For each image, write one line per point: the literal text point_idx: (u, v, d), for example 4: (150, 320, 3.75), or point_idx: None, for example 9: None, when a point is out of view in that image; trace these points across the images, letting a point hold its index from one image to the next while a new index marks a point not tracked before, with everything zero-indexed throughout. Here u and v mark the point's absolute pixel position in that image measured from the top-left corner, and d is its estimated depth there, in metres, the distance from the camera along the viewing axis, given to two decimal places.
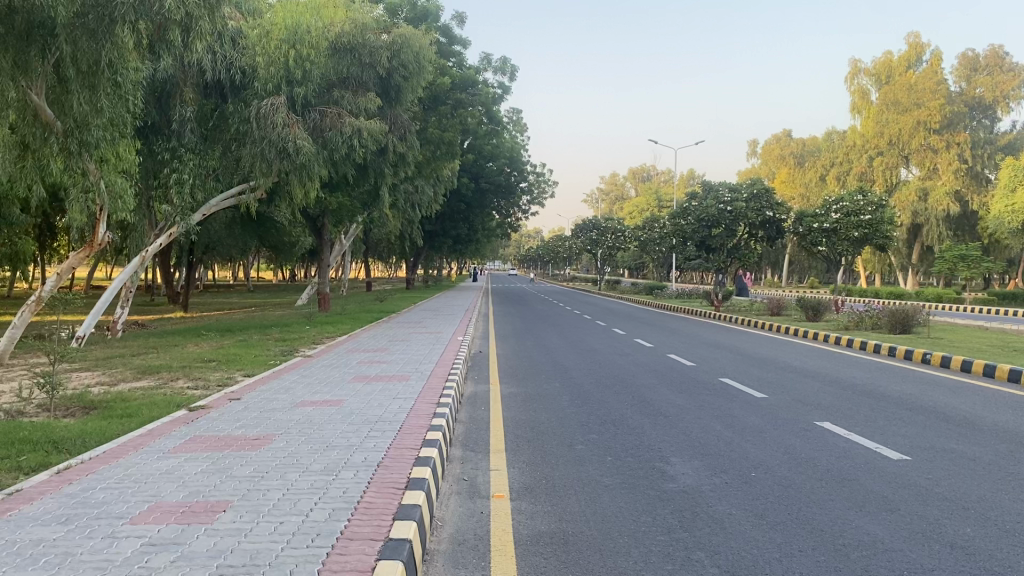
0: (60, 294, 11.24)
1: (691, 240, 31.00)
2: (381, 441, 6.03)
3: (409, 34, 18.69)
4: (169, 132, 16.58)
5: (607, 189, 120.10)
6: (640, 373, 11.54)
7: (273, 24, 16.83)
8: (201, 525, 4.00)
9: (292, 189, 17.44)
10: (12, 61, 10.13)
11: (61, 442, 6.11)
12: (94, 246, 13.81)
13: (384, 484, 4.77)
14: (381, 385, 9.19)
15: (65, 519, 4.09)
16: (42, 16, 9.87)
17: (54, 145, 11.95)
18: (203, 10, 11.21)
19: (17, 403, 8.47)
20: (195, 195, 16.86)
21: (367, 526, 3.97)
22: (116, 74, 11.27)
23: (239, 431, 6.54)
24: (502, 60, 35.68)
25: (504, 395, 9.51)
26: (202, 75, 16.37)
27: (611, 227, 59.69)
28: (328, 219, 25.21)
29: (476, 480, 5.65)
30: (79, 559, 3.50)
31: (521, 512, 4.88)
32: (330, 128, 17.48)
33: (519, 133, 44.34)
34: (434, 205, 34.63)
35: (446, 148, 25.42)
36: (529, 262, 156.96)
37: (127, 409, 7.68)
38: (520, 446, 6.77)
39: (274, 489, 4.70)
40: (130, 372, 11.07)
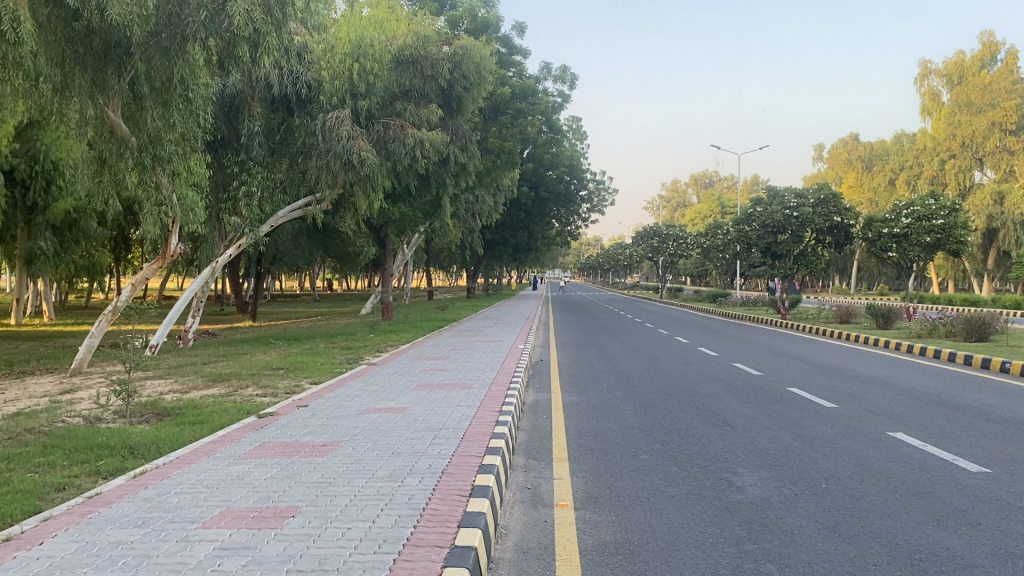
0: (137, 303, 11.58)
1: (757, 247, 30.50)
2: (444, 448, 6.08)
3: (469, 45, 18.90)
4: (238, 146, 17.07)
5: (668, 196, 119.05)
6: (705, 382, 11.41)
7: (337, 38, 17.10)
8: (272, 530, 4.09)
9: (357, 201, 17.70)
10: (90, 79, 10.82)
11: (137, 447, 6.31)
12: (168, 256, 14.15)
13: (448, 491, 4.80)
14: (443, 394, 9.21)
15: (142, 522, 4.21)
16: (118, 36, 10.57)
17: (129, 160, 12.36)
18: (271, 26, 11.46)
19: (95, 409, 8.76)
20: (263, 206, 17.25)
21: (432, 534, 3.99)
22: (188, 91, 11.74)
23: (307, 438, 6.65)
24: (562, 67, 35.88)
25: (568, 404, 9.50)
26: (270, 90, 16.81)
27: (672, 234, 59.14)
28: (390, 230, 25.48)
29: (540, 488, 5.65)
30: (155, 562, 3.60)
31: (587, 521, 4.87)
32: (393, 139, 17.80)
33: (580, 142, 44.33)
34: (495, 214, 34.72)
35: (506, 157, 25.37)
36: (590, 271, 156.49)
37: (198, 416, 7.88)
38: (583, 454, 6.75)
39: (341, 495, 4.77)
40: (202, 379, 11.36)
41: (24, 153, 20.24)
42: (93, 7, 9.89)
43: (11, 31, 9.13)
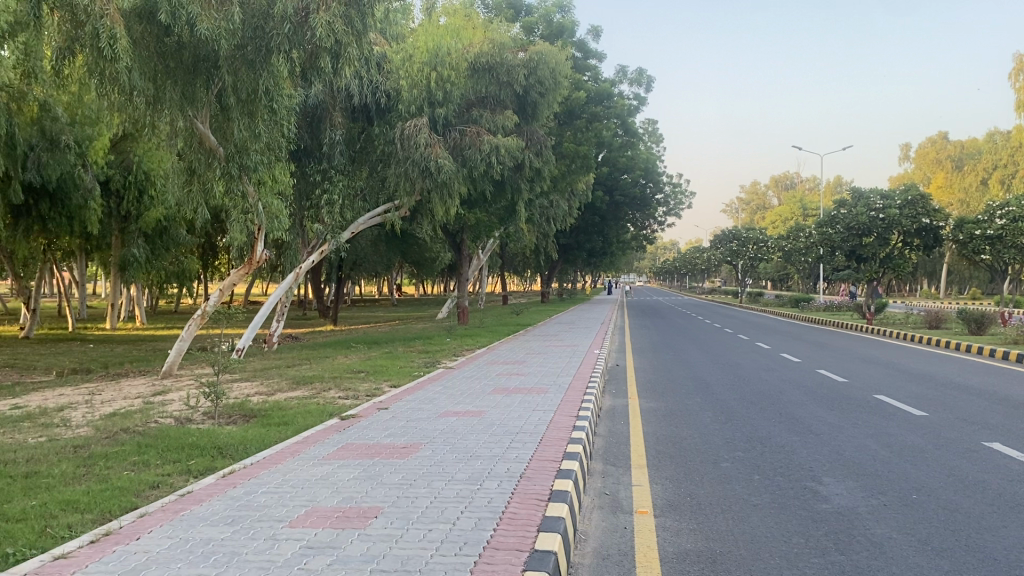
0: (225, 308, 11.97)
1: (840, 250, 29.61)
2: (522, 453, 6.09)
3: (544, 50, 18.97)
4: (320, 155, 17.49)
5: (746, 198, 116.70)
6: (787, 389, 11.17)
7: (416, 48, 17.44)
8: (355, 529, 4.17)
9: (434, 207, 17.90)
10: (181, 93, 11.31)
11: (225, 447, 6.53)
12: (253, 263, 14.54)
13: (527, 496, 4.80)
14: (520, 398, 9.23)
15: (232, 520, 4.35)
16: (206, 50, 11.01)
17: (217, 170, 12.72)
18: (352, 37, 11.75)
19: (186, 410, 9.09)
20: (344, 212, 17.61)
21: (512, 537, 4.01)
22: (273, 102, 12.10)
23: (387, 439, 6.78)
24: (637, 70, 35.66)
25: (645, 410, 9.41)
26: (350, 100, 17.17)
27: (752, 237, 57.99)
28: (466, 235, 25.68)
29: (619, 494, 5.61)
30: (244, 559, 3.72)
31: (667, 529, 4.82)
32: (469, 146, 17.96)
33: (656, 145, 43.93)
34: (570, 218, 34.62)
35: (581, 161, 25.25)
36: (667, 276, 154.50)
37: (284, 417, 8.10)
38: (663, 461, 6.68)
39: (422, 497, 4.84)
40: (286, 382, 11.67)
41: (119, 164, 21.28)
42: (183, 22, 10.47)
43: (108, 47, 9.67)
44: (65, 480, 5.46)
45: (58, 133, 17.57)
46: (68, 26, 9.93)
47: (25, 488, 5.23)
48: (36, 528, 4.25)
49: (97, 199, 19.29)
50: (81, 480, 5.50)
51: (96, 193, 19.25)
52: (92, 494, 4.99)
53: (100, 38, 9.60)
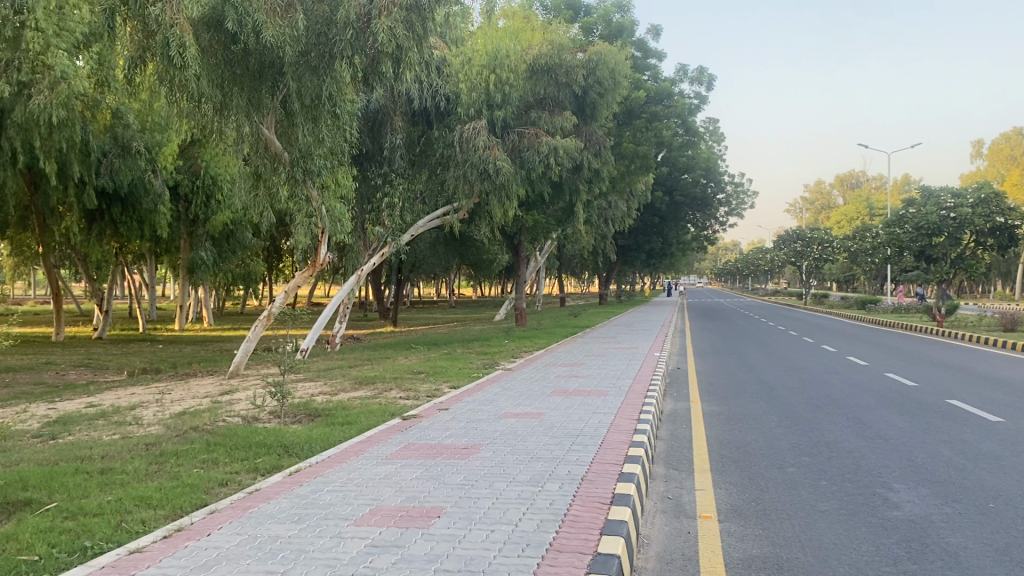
0: (291, 310, 12.19)
1: (909, 250, 28.82)
2: (583, 455, 6.08)
3: (603, 50, 18.88)
4: (381, 159, 17.72)
5: (810, 198, 114.30)
6: (854, 393, 10.90)
7: (474, 51, 17.53)
8: (419, 529, 4.21)
9: (493, 209, 17.97)
10: (248, 99, 11.59)
11: (291, 446, 6.66)
12: (317, 266, 14.80)
13: (589, 498, 4.79)
14: (580, 400, 9.19)
15: (299, 518, 4.44)
16: (272, 57, 11.28)
17: (282, 174, 12.97)
18: (413, 41, 11.87)
19: (253, 409, 9.30)
20: (404, 215, 17.81)
21: (575, 540, 4.00)
22: (336, 107, 12.32)
23: (449, 440, 6.83)
24: (698, 68, 35.25)
25: (708, 413, 9.30)
26: (411, 104, 17.37)
27: (816, 238, 56.76)
28: (525, 237, 25.67)
29: (682, 498, 5.56)
30: (311, 556, 3.79)
31: (732, 534, 4.75)
32: (528, 147, 17.98)
33: (718, 144, 43.34)
34: (630, 219, 34.34)
35: (641, 162, 24.99)
36: (728, 278, 152.27)
37: (347, 417, 8.22)
38: (726, 466, 6.59)
39: (484, 498, 4.86)
40: (349, 382, 11.84)
41: (187, 170, 21.85)
42: (250, 29, 10.73)
43: (178, 55, 9.96)
44: (139, 476, 5.64)
45: (129, 139, 18.21)
46: (140, 36, 10.28)
47: (101, 484, 5.42)
48: (111, 523, 4.40)
49: (167, 203, 19.87)
50: (154, 476, 5.68)
51: (166, 198, 19.78)
52: (165, 490, 5.14)
53: (170, 47, 9.88)
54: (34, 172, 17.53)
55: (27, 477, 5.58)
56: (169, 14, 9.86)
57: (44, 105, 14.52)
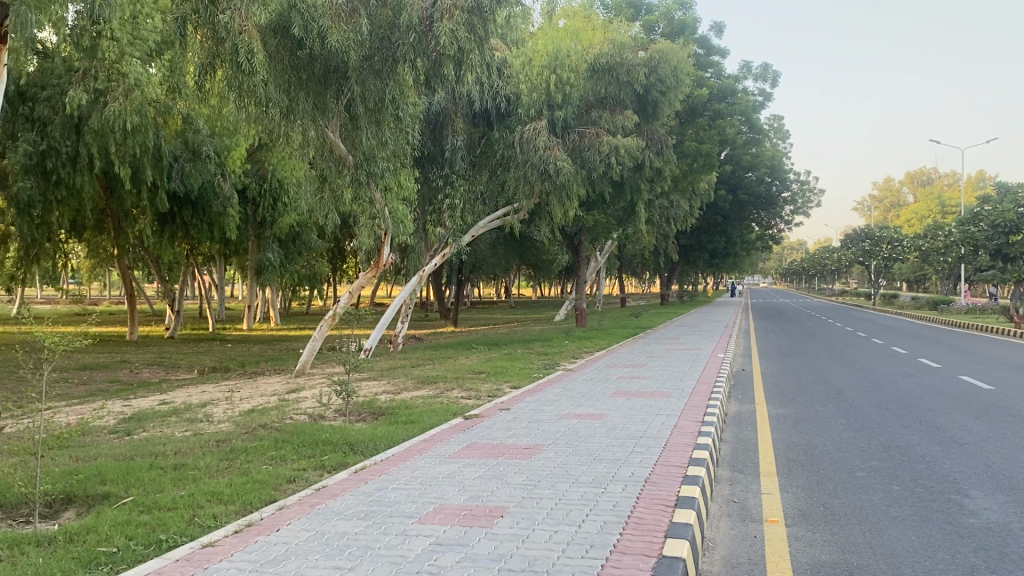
0: (355, 311, 12.35)
1: (984, 249, 27.85)
2: (646, 457, 6.03)
3: (665, 48, 18.75)
4: (443, 161, 17.88)
5: (879, 195, 111.34)
6: (926, 396, 10.58)
7: (536, 51, 17.55)
8: (482, 528, 4.24)
9: (553, 210, 17.95)
10: (313, 103, 11.83)
11: (357, 444, 6.77)
12: (380, 266, 14.97)
13: (653, 501, 4.76)
14: (642, 401, 9.14)
15: (364, 515, 4.51)
16: (336, 61, 11.52)
17: (346, 177, 13.14)
18: (474, 43, 11.96)
19: (319, 407, 9.47)
20: (465, 216, 17.93)
21: (639, 542, 3.98)
22: (398, 110, 12.47)
23: (511, 440, 6.86)
24: (763, 64, 34.67)
25: (773, 416, 9.14)
26: (472, 105, 17.47)
27: (885, 236, 55.27)
28: (585, 237, 25.56)
29: (747, 502, 5.48)
30: (377, 553, 3.84)
31: (799, 539, 4.67)
32: (589, 147, 17.93)
33: (782, 141, 42.55)
34: (692, 218, 33.94)
35: (704, 160, 24.67)
36: (793, 278, 149.33)
37: (410, 415, 8.33)
38: (793, 469, 6.46)
39: (547, 498, 4.87)
40: (411, 382, 11.99)
41: (255, 173, 22.35)
42: (315, 34, 11.00)
43: (246, 62, 10.22)
44: (210, 472, 5.80)
45: (199, 143, 18.75)
46: (209, 43, 10.52)
47: (175, 479, 5.58)
48: (184, 517, 4.54)
49: (235, 206, 20.36)
50: (225, 472, 5.83)
51: (234, 201, 20.22)
52: (235, 486, 5.27)
53: (239, 54, 10.14)
54: (109, 176, 18.17)
55: (105, 471, 5.78)
56: (238, 21, 10.11)
57: (119, 111, 15.01)
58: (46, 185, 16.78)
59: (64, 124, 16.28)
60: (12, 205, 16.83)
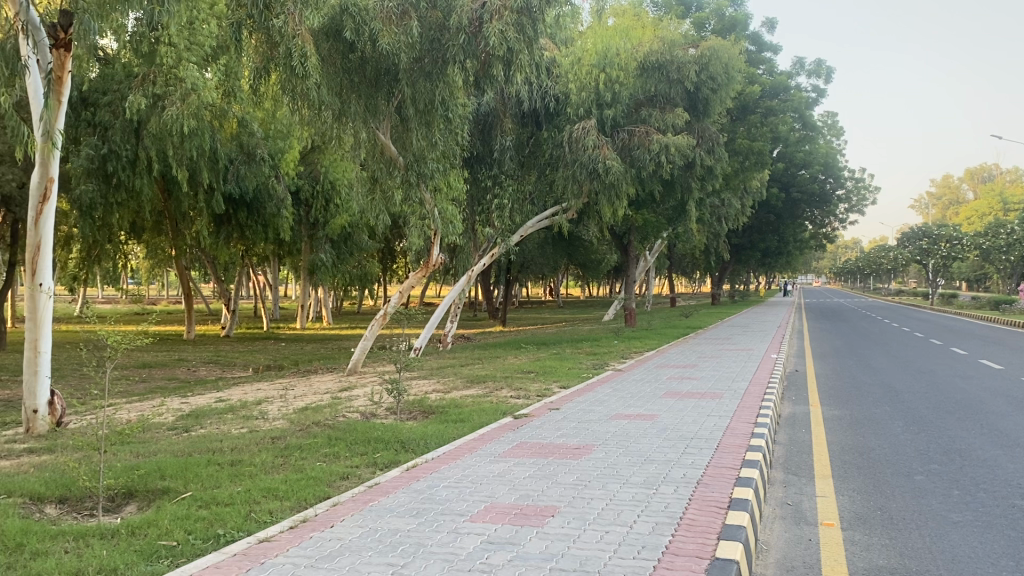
0: (405, 310, 12.44)
1: None
2: (698, 458, 5.98)
3: (717, 46, 18.57)
4: (491, 160, 17.94)
5: (938, 192, 108.45)
6: (988, 398, 10.27)
7: (584, 50, 17.52)
8: (533, 528, 4.24)
9: (602, 210, 17.84)
10: (365, 105, 12.00)
11: (407, 442, 6.83)
12: (431, 266, 15.05)
13: (705, 502, 4.72)
14: (693, 402, 9.08)
15: (417, 512, 4.55)
16: (387, 63, 11.67)
17: (397, 178, 13.21)
18: (523, 43, 11.93)
19: (370, 406, 9.60)
20: (514, 216, 17.96)
21: (692, 543, 3.96)
22: (449, 111, 12.56)
23: (561, 440, 6.86)
24: (816, 61, 34.07)
25: (828, 418, 8.98)
26: (520, 105, 17.51)
27: (944, 234, 53.87)
28: (634, 236, 25.41)
29: (802, 505, 5.39)
30: (429, 550, 3.88)
31: (856, 542, 4.58)
32: (639, 146, 17.82)
33: (836, 139, 41.75)
34: (744, 217, 33.48)
35: (755, 158, 24.37)
36: (848, 278, 146.35)
37: (461, 414, 8.39)
38: (850, 472, 6.33)
39: (597, 498, 4.86)
40: (461, 380, 12.07)
41: (308, 175, 23.08)
42: (367, 37, 11.22)
43: (300, 66, 10.39)
44: (266, 468, 5.91)
45: (253, 146, 19.18)
46: (264, 48, 10.69)
47: (232, 475, 5.70)
48: (241, 512, 4.63)
49: (289, 207, 20.69)
50: (280, 469, 5.94)
51: (287, 202, 20.52)
52: (290, 482, 5.37)
53: (293, 57, 10.30)
54: (168, 179, 18.59)
55: (165, 467, 5.93)
56: (292, 26, 10.24)
57: (176, 116, 15.38)
58: (108, 189, 17.24)
59: (125, 128, 16.74)
60: (75, 207, 17.35)
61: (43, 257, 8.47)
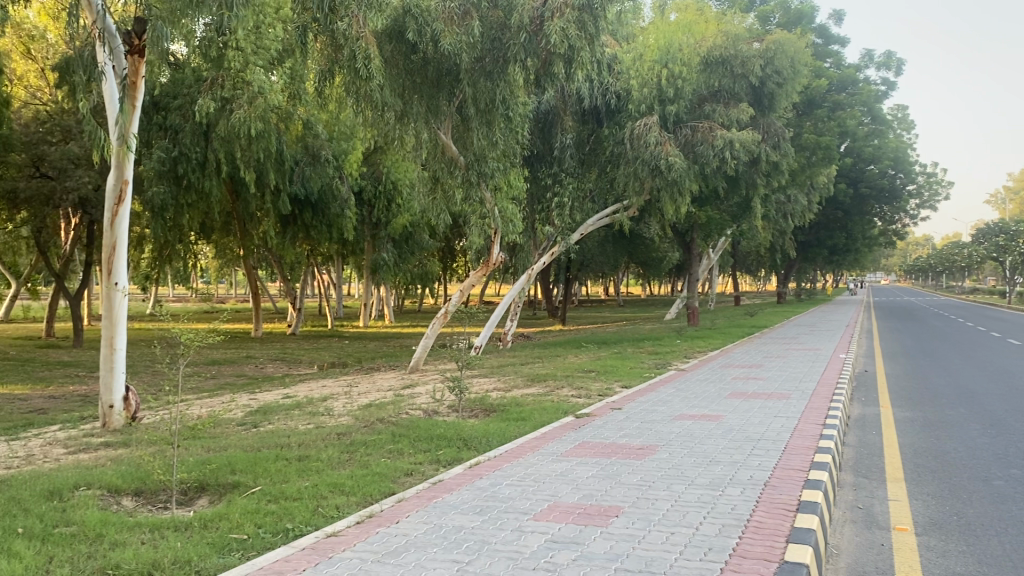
0: (466, 308, 12.49)
1: None
2: (766, 460, 5.88)
3: (782, 39, 18.24)
4: (552, 159, 17.99)
5: (1015, 187, 104.41)
6: None
7: (646, 46, 17.42)
8: (598, 527, 4.23)
9: (665, 207, 17.64)
10: (426, 106, 12.18)
11: (470, 439, 6.87)
12: (491, 265, 15.10)
13: (773, 505, 4.63)
14: (759, 402, 8.95)
15: (481, 510, 4.57)
16: (448, 64, 11.80)
17: (458, 177, 13.15)
18: (585, 40, 11.89)
19: (433, 403, 9.68)
20: (574, 214, 17.92)
21: (760, 546, 3.89)
22: (509, 110, 12.58)
23: (624, 439, 6.82)
24: (886, 52, 33.16)
25: (900, 420, 8.73)
26: (581, 103, 17.43)
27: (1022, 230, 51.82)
28: (697, 234, 25.07)
29: (873, 509, 5.26)
30: (494, 548, 3.90)
31: (931, 548, 4.45)
32: (702, 142, 17.55)
33: (908, 132, 40.54)
34: (810, 214, 32.77)
35: (823, 153, 23.81)
36: (919, 276, 142.09)
37: (522, 412, 8.40)
38: (924, 476, 6.15)
39: (662, 499, 4.82)
40: (522, 379, 12.09)
41: (371, 175, 23.56)
42: (429, 38, 11.37)
43: (363, 68, 10.55)
44: (332, 464, 6.02)
45: (318, 148, 19.68)
46: (328, 51, 10.88)
47: (299, 470, 5.81)
48: (309, 507, 4.72)
49: (352, 208, 21.00)
50: (346, 464, 6.04)
51: (351, 202, 20.85)
52: (356, 478, 5.45)
53: (356, 59, 10.46)
54: (236, 180, 19.04)
55: (235, 461, 6.08)
56: (356, 28, 10.39)
57: (243, 119, 15.81)
58: (179, 190, 17.76)
59: (194, 131, 17.25)
60: (148, 208, 17.93)
61: (118, 257, 8.79)
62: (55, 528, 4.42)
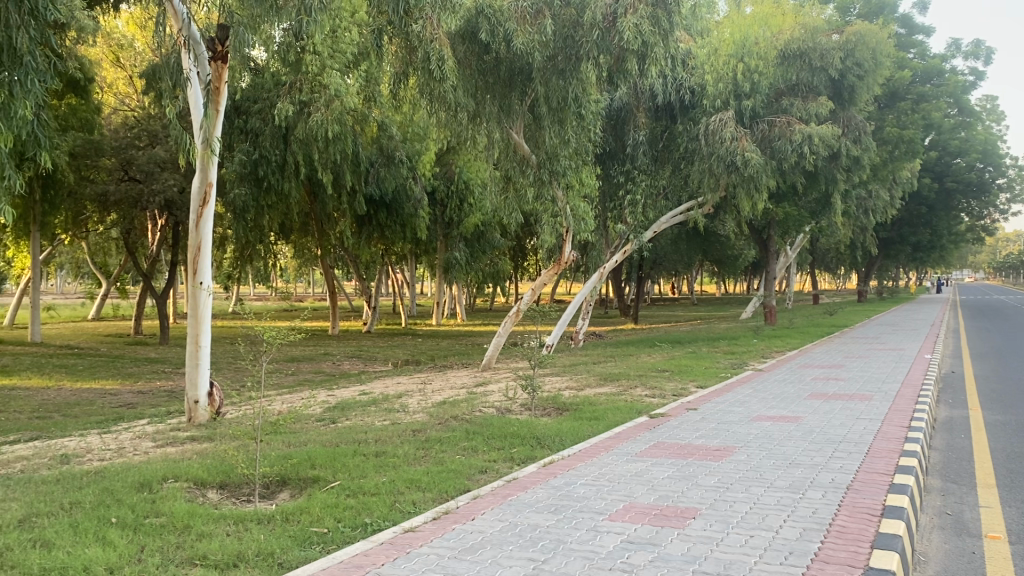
0: (539, 307, 12.51)
1: None
2: (848, 463, 5.72)
3: (863, 31, 17.78)
4: (624, 156, 17.91)
5: None
6: None
7: (721, 40, 17.24)
8: (674, 529, 4.18)
9: (741, 203, 17.33)
10: (499, 106, 12.23)
11: (543, 438, 6.88)
12: (563, 264, 15.06)
13: (856, 509, 4.51)
14: (840, 403, 8.74)
15: (556, 509, 4.58)
16: (521, 63, 11.82)
17: (530, 176, 13.30)
18: (658, 36, 11.80)
19: (506, 401, 9.73)
20: (647, 212, 17.75)
21: (843, 552, 3.79)
22: (582, 108, 12.47)
23: (699, 440, 6.72)
24: (974, 41, 31.87)
25: (991, 423, 8.39)
26: (654, 99, 17.13)
27: None
28: (774, 231, 24.57)
29: (963, 515, 5.07)
30: (570, 547, 3.89)
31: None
32: (780, 137, 17.18)
33: (997, 124, 38.86)
34: (892, 209, 31.73)
35: (906, 147, 22.94)
36: (1009, 273, 136.21)
37: (596, 412, 8.36)
38: (1017, 482, 5.89)
39: (740, 501, 4.74)
40: (595, 378, 12.03)
41: (443, 175, 23.88)
42: (501, 38, 11.40)
43: (437, 69, 10.67)
44: (409, 460, 6.11)
45: (393, 149, 19.90)
46: (402, 54, 11.04)
47: (376, 465, 5.92)
48: (386, 502, 4.80)
49: (425, 208, 21.28)
50: (422, 461, 6.12)
51: (424, 202, 21.12)
52: (431, 474, 5.51)
53: (430, 61, 10.57)
54: (313, 182, 19.45)
55: (314, 457, 6.22)
56: (429, 30, 10.51)
57: (321, 122, 16.29)
58: (259, 192, 18.14)
59: (274, 134, 17.69)
60: (230, 210, 18.42)
61: (203, 257, 9.08)
62: (145, 519, 4.60)
